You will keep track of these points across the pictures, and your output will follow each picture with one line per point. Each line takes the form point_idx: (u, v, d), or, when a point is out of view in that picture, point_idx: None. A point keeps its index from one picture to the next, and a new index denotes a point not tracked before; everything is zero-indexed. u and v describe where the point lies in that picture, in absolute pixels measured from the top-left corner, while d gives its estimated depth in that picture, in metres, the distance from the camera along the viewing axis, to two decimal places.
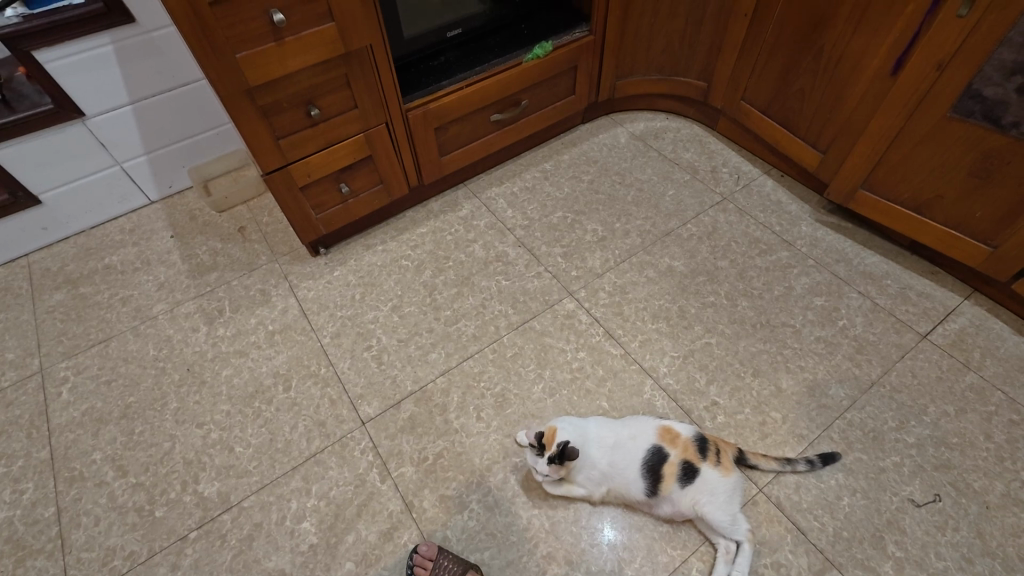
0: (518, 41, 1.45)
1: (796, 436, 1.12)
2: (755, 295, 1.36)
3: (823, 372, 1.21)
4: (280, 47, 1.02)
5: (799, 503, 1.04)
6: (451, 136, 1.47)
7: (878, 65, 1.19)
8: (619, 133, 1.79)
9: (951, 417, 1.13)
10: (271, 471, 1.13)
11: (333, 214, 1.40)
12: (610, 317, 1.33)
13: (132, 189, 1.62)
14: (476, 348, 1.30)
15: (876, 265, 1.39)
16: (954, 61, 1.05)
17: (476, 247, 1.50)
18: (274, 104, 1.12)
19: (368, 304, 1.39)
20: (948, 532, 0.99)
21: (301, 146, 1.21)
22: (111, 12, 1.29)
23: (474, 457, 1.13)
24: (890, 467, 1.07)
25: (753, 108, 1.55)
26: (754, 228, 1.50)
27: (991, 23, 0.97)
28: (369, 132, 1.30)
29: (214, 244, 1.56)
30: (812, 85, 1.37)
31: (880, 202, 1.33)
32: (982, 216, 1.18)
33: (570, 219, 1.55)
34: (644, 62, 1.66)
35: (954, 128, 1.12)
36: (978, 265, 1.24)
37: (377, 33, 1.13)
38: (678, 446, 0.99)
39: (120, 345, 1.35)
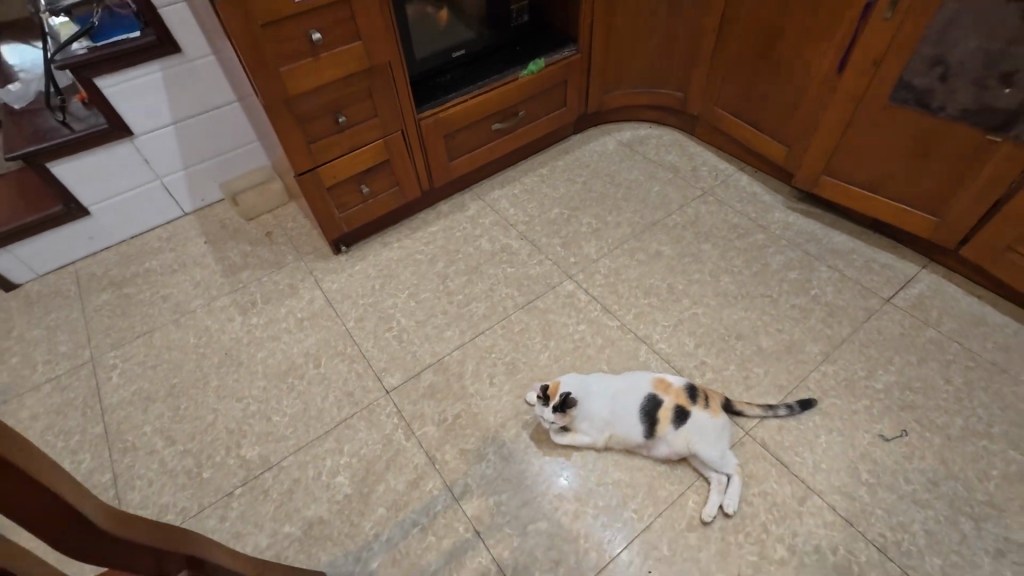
0: (515, 59, 1.65)
1: (777, 387, 1.25)
2: (735, 272, 1.51)
3: (799, 333, 1.35)
4: (316, 62, 1.21)
5: (782, 441, 1.16)
6: (458, 143, 1.65)
7: (825, 66, 1.39)
8: (607, 141, 1.98)
9: (914, 365, 1.27)
10: (306, 435, 1.25)
11: (354, 213, 1.57)
12: (606, 295, 1.48)
13: (169, 202, 1.79)
14: (487, 325, 1.44)
15: (842, 243, 1.55)
16: (886, 58, 1.24)
17: (483, 241, 1.66)
18: (308, 113, 1.30)
19: (387, 292, 1.54)
20: (915, 461, 1.11)
21: (328, 150, 1.39)
22: (162, 44, 1.49)
23: (489, 416, 1.25)
24: (861, 409, 1.20)
25: (725, 112, 1.75)
26: (732, 216, 1.67)
27: (911, 24, 1.16)
28: (387, 139, 1.48)
29: (245, 247, 1.72)
30: (773, 88, 1.56)
31: (840, 185, 1.51)
32: (927, 190, 1.35)
33: (567, 214, 1.72)
34: (627, 77, 1.86)
35: (894, 115, 1.31)
36: (929, 235, 1.40)
37: (396, 52, 1.33)
38: (671, 393, 1.11)
39: (163, 335, 1.48)
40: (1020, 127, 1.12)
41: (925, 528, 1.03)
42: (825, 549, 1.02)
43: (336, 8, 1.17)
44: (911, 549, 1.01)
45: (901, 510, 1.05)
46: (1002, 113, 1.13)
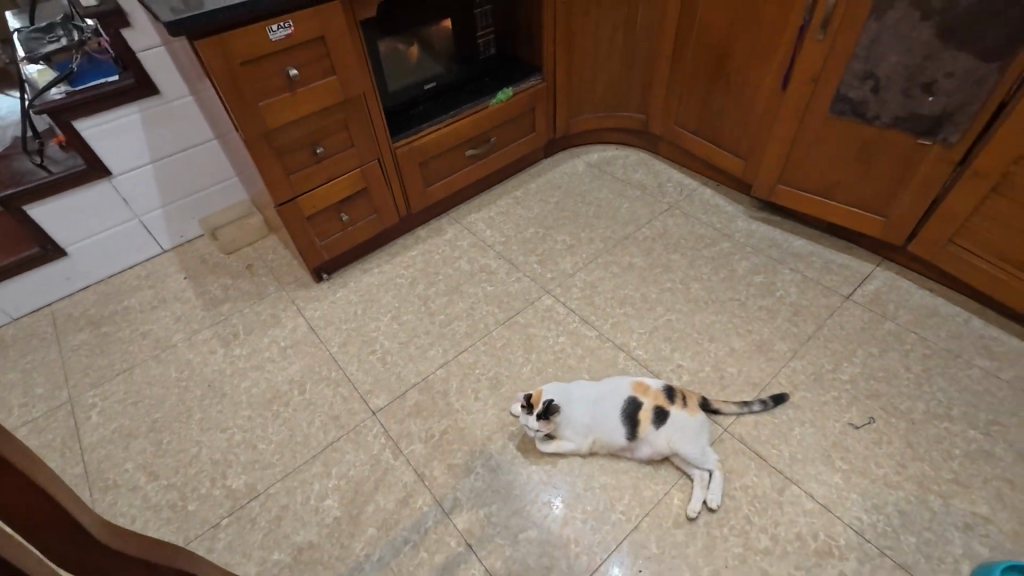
0: (484, 89, 1.74)
1: (750, 384, 1.31)
2: (704, 279, 1.58)
3: (768, 332, 1.42)
4: (293, 97, 1.27)
5: (758, 435, 1.20)
6: (434, 170, 1.72)
7: (771, 84, 1.50)
8: (577, 163, 2.07)
9: (875, 356, 1.34)
10: (293, 460, 1.25)
11: (334, 241, 1.61)
12: (583, 307, 1.53)
13: (147, 240, 1.80)
14: (469, 342, 1.47)
15: (801, 247, 1.65)
16: (823, 74, 1.36)
17: (462, 262, 1.70)
18: (287, 145, 1.35)
19: (370, 316, 1.56)
20: (884, 445, 1.17)
21: (307, 180, 1.43)
22: (141, 86, 1.53)
23: (475, 430, 1.27)
24: (830, 400, 1.26)
25: (684, 131, 1.86)
26: (699, 227, 1.75)
27: (842, 43, 1.28)
28: (364, 168, 1.53)
29: (225, 280, 1.73)
30: (727, 106, 1.67)
31: (795, 193, 1.61)
32: (872, 193, 1.45)
33: (542, 233, 1.78)
34: (591, 102, 1.97)
35: (836, 126, 1.42)
36: (879, 234, 1.50)
37: (370, 85, 1.40)
38: (649, 395, 1.14)
39: (143, 371, 1.47)
40: (945, 131, 1.23)
41: (898, 508, 1.08)
42: (806, 536, 1.05)
43: (312, 45, 1.24)
44: (886, 530, 1.05)
45: (874, 493, 1.10)
46: (928, 118, 1.24)
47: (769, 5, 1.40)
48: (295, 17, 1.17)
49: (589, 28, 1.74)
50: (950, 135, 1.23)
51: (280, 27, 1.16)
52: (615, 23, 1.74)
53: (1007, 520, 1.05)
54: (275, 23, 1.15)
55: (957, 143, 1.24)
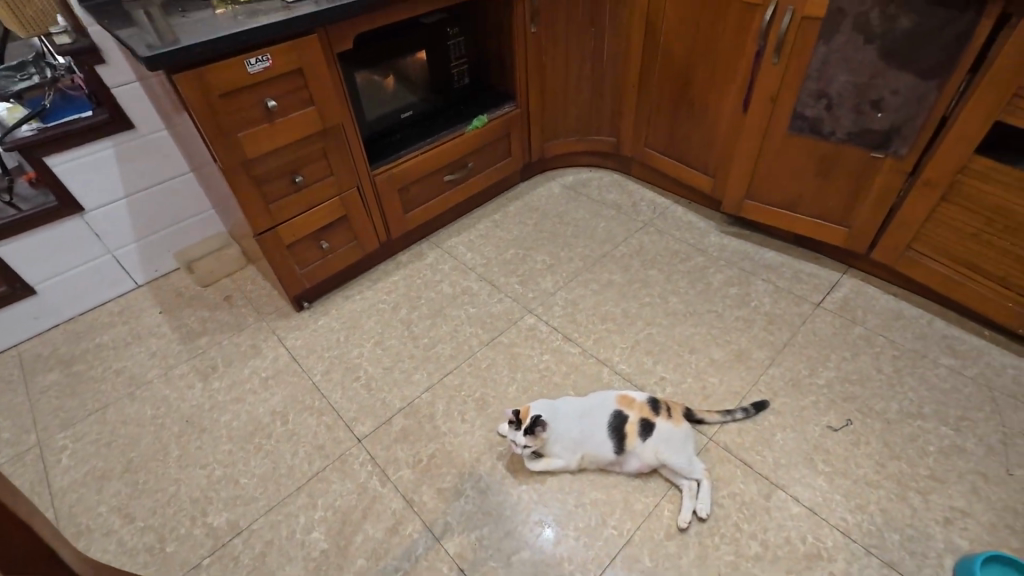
0: (460, 116, 1.78)
1: (732, 393, 1.34)
2: (681, 292, 1.62)
3: (745, 341, 1.46)
4: (272, 127, 1.29)
5: (743, 443, 1.23)
6: (412, 196, 1.74)
7: (733, 105, 1.58)
8: (553, 186, 2.12)
9: (848, 360, 1.39)
10: (277, 493, 1.22)
11: (314, 269, 1.60)
12: (566, 325, 1.55)
13: (121, 275, 1.77)
14: (454, 365, 1.47)
15: (772, 258, 1.71)
16: (780, 95, 1.44)
17: (443, 286, 1.72)
18: (266, 174, 1.35)
19: (352, 343, 1.55)
20: (862, 446, 1.20)
21: (287, 209, 1.44)
22: (115, 121, 1.53)
23: (463, 452, 1.26)
24: (809, 405, 1.29)
25: (654, 152, 1.93)
26: (673, 243, 1.81)
27: (795, 66, 1.37)
28: (344, 195, 1.54)
29: (203, 313, 1.70)
30: (693, 127, 1.75)
31: (762, 207, 1.68)
32: (834, 204, 1.53)
33: (522, 254, 1.81)
34: (564, 127, 2.03)
35: (795, 143, 1.49)
36: (843, 243, 1.57)
37: (348, 114, 1.42)
38: (635, 407, 1.15)
39: (117, 410, 1.43)
40: (895, 144, 1.31)
41: (880, 507, 1.10)
42: (795, 540, 1.07)
43: (290, 78, 1.27)
44: (871, 529, 1.07)
45: (857, 493, 1.13)
46: (879, 133, 1.32)
47: (726, 32, 1.49)
48: (273, 51, 1.20)
49: (559, 57, 1.82)
50: (900, 148, 1.31)
51: (258, 60, 1.18)
52: (583, 52, 1.82)
53: (983, 512, 1.08)
54: (253, 57, 1.17)
55: (906, 156, 1.32)
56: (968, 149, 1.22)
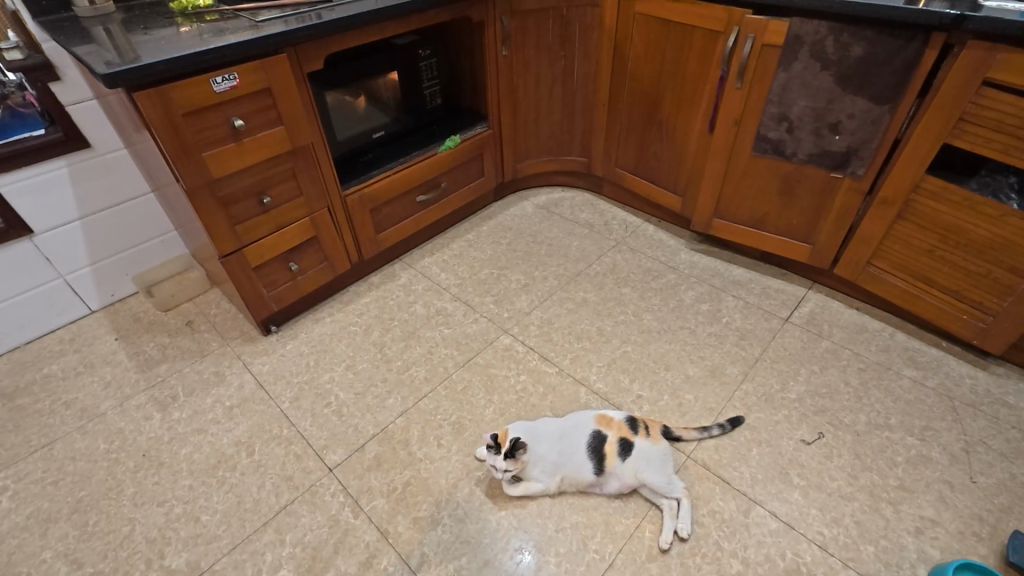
0: (432, 137, 1.78)
1: (708, 409, 1.35)
2: (655, 310, 1.64)
3: (718, 358, 1.48)
4: (239, 146, 1.26)
5: (720, 459, 1.23)
6: (385, 216, 1.72)
7: (700, 127, 1.63)
8: (526, 205, 2.13)
9: (818, 373, 1.42)
10: (242, 530, 1.15)
11: (283, 291, 1.56)
12: (542, 344, 1.55)
13: (73, 301, 1.67)
14: (429, 387, 1.44)
15: (740, 274, 1.75)
16: (744, 117, 1.49)
17: (418, 306, 1.69)
18: (233, 195, 1.31)
19: (324, 367, 1.50)
20: (834, 458, 1.22)
21: (254, 230, 1.40)
22: (71, 140, 1.46)
23: (440, 478, 1.22)
24: (782, 419, 1.31)
25: (624, 172, 1.96)
26: (646, 260, 1.83)
27: (757, 90, 1.42)
28: (314, 216, 1.51)
29: (163, 339, 1.62)
30: (661, 148, 1.79)
31: (730, 225, 1.72)
32: (798, 222, 1.58)
33: (496, 273, 1.81)
34: (537, 148, 2.05)
35: (760, 163, 1.55)
36: (808, 259, 1.63)
37: (318, 133, 1.40)
38: (613, 427, 1.15)
39: (66, 445, 1.33)
40: (853, 165, 1.37)
41: (854, 519, 1.12)
42: (774, 557, 1.07)
43: (257, 97, 1.24)
44: (847, 542, 1.08)
45: (832, 507, 1.14)
46: (837, 154, 1.38)
47: (691, 58, 1.54)
48: (240, 70, 1.18)
49: (530, 80, 1.85)
50: (858, 168, 1.37)
51: (224, 79, 1.15)
52: (554, 74, 1.85)
53: (951, 520, 1.11)
54: (219, 75, 1.15)
55: (864, 176, 1.38)
56: (920, 169, 1.28)
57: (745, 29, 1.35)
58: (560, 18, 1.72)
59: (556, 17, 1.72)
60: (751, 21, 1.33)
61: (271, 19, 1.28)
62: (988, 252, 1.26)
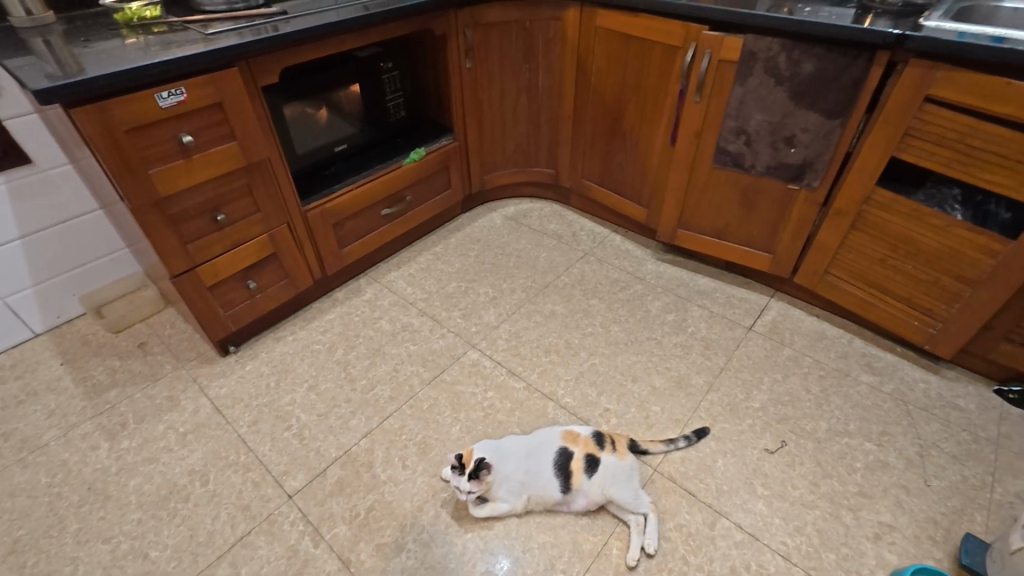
0: (396, 149, 1.75)
1: (674, 421, 1.35)
2: (623, 320, 1.65)
3: (684, 368, 1.49)
4: (188, 163, 1.21)
5: (686, 471, 1.24)
6: (348, 231, 1.68)
7: (662, 139, 1.65)
8: (494, 217, 2.12)
9: (780, 381, 1.44)
10: (194, 565, 1.09)
11: (241, 311, 1.50)
12: (510, 358, 1.53)
13: (15, 324, 1.59)
14: (394, 407, 1.40)
15: (705, 284, 1.78)
16: (704, 131, 1.51)
17: (383, 322, 1.66)
18: (183, 213, 1.26)
19: (284, 389, 1.45)
20: (797, 467, 1.24)
21: (208, 249, 1.35)
22: (8, 156, 1.39)
23: (405, 502, 1.19)
24: (746, 428, 1.33)
25: (590, 183, 1.97)
26: (613, 271, 1.84)
27: (715, 104, 1.45)
28: (272, 232, 1.47)
29: (112, 362, 1.55)
30: (626, 160, 1.80)
31: (694, 236, 1.75)
32: (759, 232, 1.61)
33: (464, 287, 1.79)
34: (504, 159, 2.04)
35: (720, 175, 1.57)
36: (768, 268, 1.66)
37: (274, 148, 1.36)
38: (579, 443, 1.14)
39: (3, 480, 1.25)
40: (808, 177, 1.41)
41: (816, 527, 1.13)
42: (739, 569, 1.07)
43: (207, 111, 1.20)
44: (809, 550, 1.10)
45: (794, 515, 1.15)
46: (792, 167, 1.42)
47: (651, 71, 1.56)
48: (188, 84, 1.13)
49: (495, 92, 1.84)
50: (812, 180, 1.41)
51: (170, 94, 1.11)
52: (519, 87, 1.85)
53: (907, 525, 1.13)
54: (165, 90, 1.10)
55: (818, 187, 1.42)
56: (870, 181, 1.32)
57: (701, 45, 1.38)
58: (523, 31, 1.72)
59: (518, 30, 1.72)
60: (708, 37, 1.36)
61: (223, 31, 1.24)
62: (936, 261, 1.31)
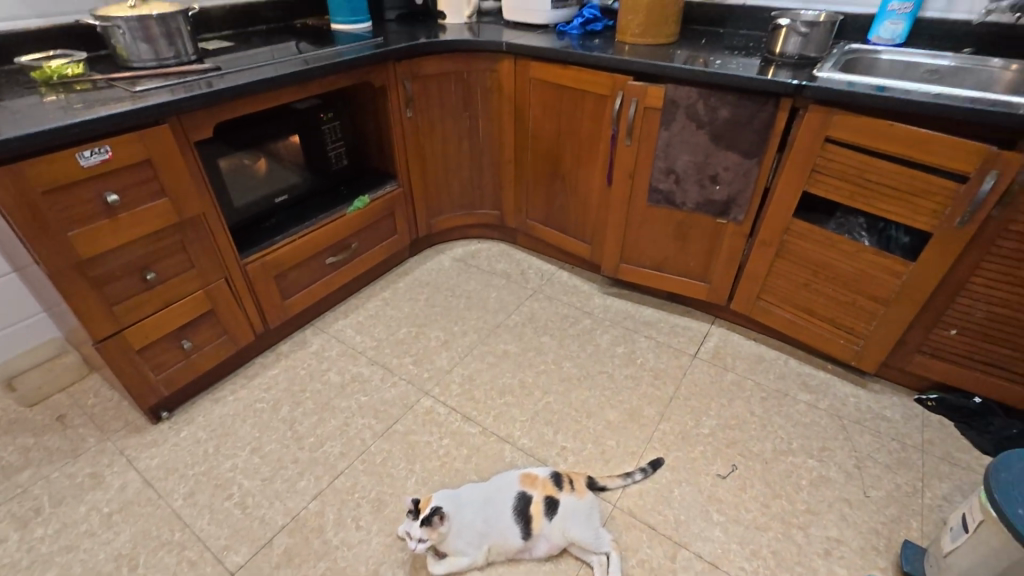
0: (339, 197, 1.74)
1: (630, 454, 1.37)
2: (574, 356, 1.67)
3: (636, 399, 1.52)
4: (113, 222, 1.15)
5: (645, 505, 1.25)
6: (291, 282, 1.64)
7: (599, 180, 1.73)
8: (442, 259, 2.13)
9: (726, 406, 1.50)
10: None
11: (174, 373, 1.41)
12: (464, 403, 1.51)
13: None
14: (345, 464, 1.34)
15: (650, 315, 1.84)
16: (637, 171, 1.61)
17: (331, 374, 1.60)
18: (108, 274, 1.19)
19: (224, 454, 1.36)
20: (748, 490, 1.28)
21: (136, 310, 1.27)
22: None
23: (359, 566, 1.13)
24: (699, 455, 1.36)
25: (535, 222, 2.03)
26: (563, 307, 1.88)
27: (644, 147, 1.54)
28: (208, 288, 1.41)
29: (25, 440, 1.40)
30: (567, 199, 1.87)
31: (636, 270, 1.82)
32: (695, 263, 1.70)
33: (414, 332, 1.77)
34: (449, 203, 2.07)
35: (655, 212, 1.66)
36: (706, 297, 1.75)
37: (209, 203, 1.33)
38: (537, 486, 1.13)
39: None
40: (733, 211, 1.51)
41: (771, 549, 1.16)
42: None
43: (136, 169, 1.16)
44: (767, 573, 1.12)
45: (750, 539, 1.18)
46: (719, 203, 1.52)
47: (584, 118, 1.65)
48: (113, 142, 1.09)
49: (437, 139, 1.89)
50: (737, 214, 1.51)
51: (93, 153, 1.07)
52: (460, 133, 1.90)
53: (853, 538, 1.18)
54: (87, 149, 1.06)
55: (744, 220, 1.52)
56: (788, 213, 1.44)
57: (628, 94, 1.48)
58: (461, 81, 1.79)
59: (456, 81, 1.79)
60: (633, 87, 1.46)
61: (152, 88, 1.21)
62: (851, 283, 1.42)
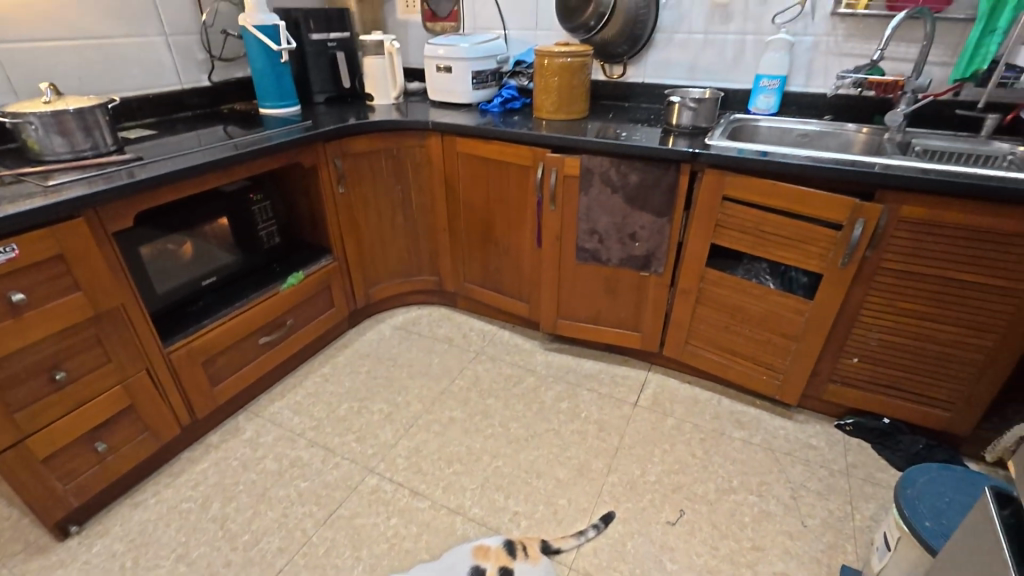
0: (271, 275, 1.73)
1: (581, 510, 1.37)
2: (521, 416, 1.68)
3: (583, 454, 1.54)
4: (19, 323, 1.09)
5: (599, 563, 1.24)
6: (221, 367, 1.57)
7: (529, 242, 1.82)
8: (383, 328, 2.12)
9: (669, 451, 1.55)
10: None
11: (86, 479, 1.29)
12: (412, 477, 1.47)
13: None
14: (284, 560, 1.25)
15: (591, 367, 1.90)
16: (563, 234, 1.71)
17: (267, 462, 1.52)
18: (9, 378, 1.10)
19: (144, 566, 1.24)
20: (697, 534, 1.31)
21: (42, 415, 1.17)
22: None
23: None
24: (647, 505, 1.38)
25: (473, 285, 2.08)
26: (506, 367, 1.91)
27: (567, 211, 1.66)
28: (128, 382, 1.32)
29: None
30: (501, 262, 1.95)
31: (573, 324, 1.89)
32: (626, 314, 1.80)
33: (357, 406, 1.72)
34: (387, 272, 2.09)
35: (584, 270, 1.77)
36: (640, 345, 1.84)
37: (128, 293, 1.27)
38: (490, 557, 1.24)
39: None
40: (654, 264, 1.63)
41: None
42: None
43: (45, 265, 1.10)
44: None
45: None
46: (641, 258, 1.64)
47: (511, 187, 1.76)
48: (20, 241, 1.05)
49: (371, 213, 1.93)
50: (658, 267, 1.63)
51: None
52: (393, 207, 1.96)
53: (798, 570, 1.23)
54: None
55: (664, 272, 1.65)
56: (702, 262, 1.57)
57: (547, 165, 1.60)
58: (391, 159, 1.87)
59: (387, 159, 1.86)
60: (552, 159, 1.59)
61: (67, 180, 1.19)
62: (765, 323, 1.55)
